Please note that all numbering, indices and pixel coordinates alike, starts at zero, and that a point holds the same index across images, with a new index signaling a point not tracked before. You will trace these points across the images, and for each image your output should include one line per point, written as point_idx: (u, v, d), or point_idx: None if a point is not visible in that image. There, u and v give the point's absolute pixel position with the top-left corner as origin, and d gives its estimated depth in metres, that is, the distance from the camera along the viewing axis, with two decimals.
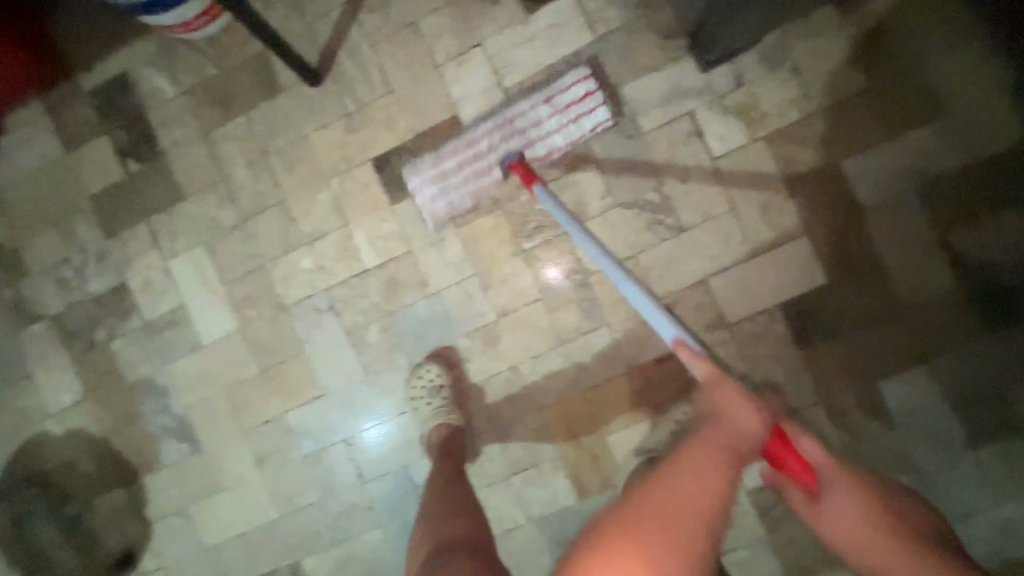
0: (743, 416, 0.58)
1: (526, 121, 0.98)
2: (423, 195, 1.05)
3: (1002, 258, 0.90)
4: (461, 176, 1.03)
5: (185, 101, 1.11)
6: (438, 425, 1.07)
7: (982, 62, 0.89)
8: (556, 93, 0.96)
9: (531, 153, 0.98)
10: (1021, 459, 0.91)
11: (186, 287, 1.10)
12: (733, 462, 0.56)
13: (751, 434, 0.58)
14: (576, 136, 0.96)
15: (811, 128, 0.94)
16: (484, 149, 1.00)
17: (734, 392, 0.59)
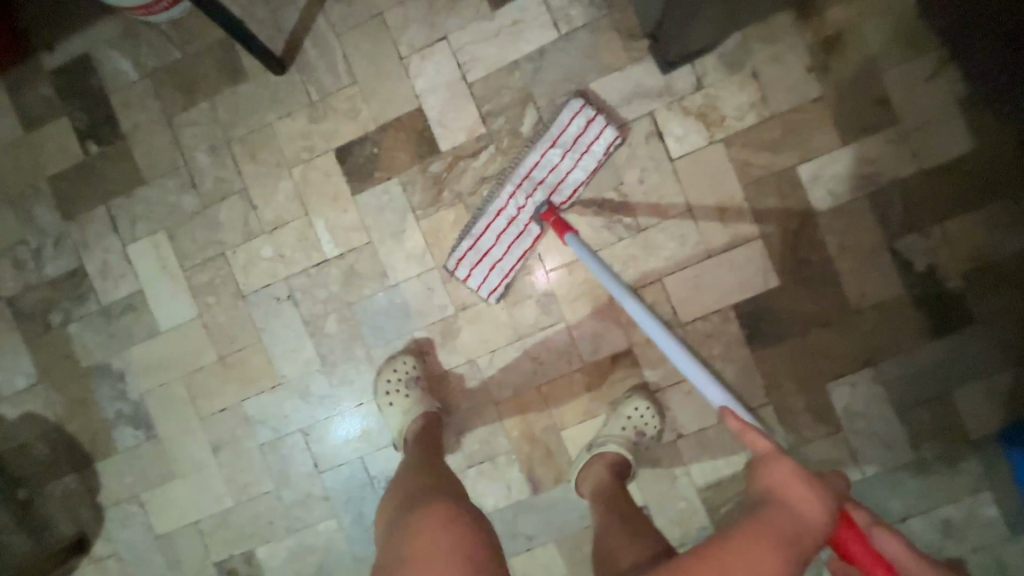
0: (802, 496, 0.62)
1: (544, 169, 0.97)
2: (474, 279, 1.00)
3: (948, 266, 0.98)
4: (503, 247, 0.99)
5: (147, 85, 1.11)
6: (414, 417, 0.99)
7: (927, 80, 0.97)
8: (559, 134, 0.96)
9: (558, 198, 0.98)
10: (956, 457, 0.99)
11: (144, 274, 1.12)
12: (794, 546, 0.58)
13: (816, 520, 0.60)
14: (592, 165, 0.98)
15: (766, 134, 1.00)
16: (515, 213, 0.97)
17: (792, 470, 0.63)
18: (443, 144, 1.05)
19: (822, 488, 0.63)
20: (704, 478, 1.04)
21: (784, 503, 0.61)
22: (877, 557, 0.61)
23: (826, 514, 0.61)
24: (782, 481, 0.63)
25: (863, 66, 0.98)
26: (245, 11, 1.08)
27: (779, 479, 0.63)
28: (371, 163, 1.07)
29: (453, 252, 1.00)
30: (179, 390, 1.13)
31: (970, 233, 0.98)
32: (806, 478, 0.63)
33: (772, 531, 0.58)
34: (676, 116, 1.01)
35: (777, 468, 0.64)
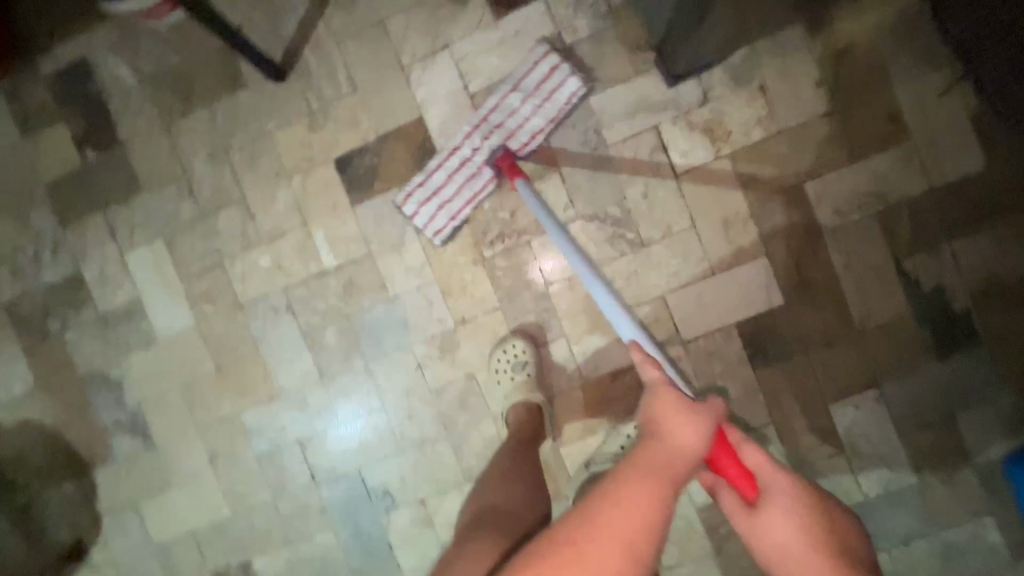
0: (679, 424, 0.57)
1: (502, 113, 0.97)
2: (421, 216, 1.00)
3: (955, 285, 0.97)
4: (454, 186, 0.99)
5: (145, 91, 1.09)
6: (522, 402, 0.97)
7: (940, 97, 0.95)
8: (522, 78, 0.96)
9: (514, 143, 0.98)
10: (961, 481, 0.98)
11: (142, 282, 1.11)
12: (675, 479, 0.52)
13: (692, 446, 0.56)
14: (553, 113, 0.97)
15: (772, 150, 0.98)
16: (469, 153, 0.98)
17: (673, 399, 0.59)
18: None
19: (699, 416, 0.58)
20: (703, 497, 1.03)
21: (660, 433, 0.56)
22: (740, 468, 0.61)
23: (704, 441, 0.57)
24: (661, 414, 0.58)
25: (874, 82, 0.96)
26: (245, 17, 1.06)
27: (662, 409, 0.58)
28: (371, 173, 1.05)
29: (404, 188, 1.01)
30: (177, 399, 1.12)
31: (979, 252, 0.96)
32: (683, 403, 0.59)
33: (650, 468, 0.52)
34: (681, 130, 0.99)
35: (657, 395, 0.59)
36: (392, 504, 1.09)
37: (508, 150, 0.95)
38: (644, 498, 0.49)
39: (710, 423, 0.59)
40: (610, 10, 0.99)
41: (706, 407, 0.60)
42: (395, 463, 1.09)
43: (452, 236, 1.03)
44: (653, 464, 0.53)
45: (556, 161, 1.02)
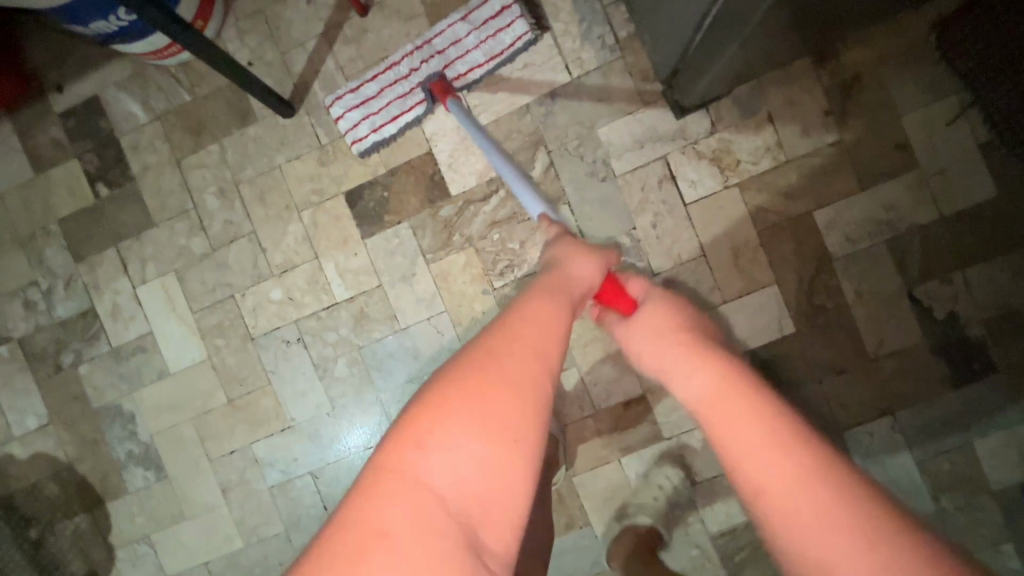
0: (579, 262, 0.67)
1: (445, 40, 0.98)
2: (345, 122, 1.01)
3: (970, 314, 0.96)
4: (382, 99, 1.00)
5: (156, 126, 1.10)
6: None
7: (948, 125, 0.95)
8: (473, 10, 0.97)
9: (451, 73, 0.99)
10: (981, 512, 0.97)
11: (154, 315, 1.12)
12: (573, 295, 0.60)
13: (588, 277, 0.66)
14: (495, 51, 0.98)
15: (780, 177, 0.98)
16: (405, 72, 0.99)
17: (573, 245, 0.70)
18: (453, 188, 1.04)
19: (594, 255, 0.69)
20: (717, 526, 1.03)
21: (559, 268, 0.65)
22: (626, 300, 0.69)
23: (599, 276, 0.67)
24: (563, 255, 0.68)
25: (881, 110, 0.96)
26: (255, 54, 1.07)
27: (564, 254, 0.69)
28: (381, 206, 1.06)
29: (338, 90, 1.03)
30: (189, 431, 1.12)
31: (994, 281, 0.95)
32: (581, 249, 0.69)
33: (552, 285, 0.59)
34: (689, 160, 1.00)
35: (558, 246, 0.70)
36: None
37: (443, 77, 0.97)
38: (551, 299, 0.55)
39: (602, 265, 0.68)
40: (617, 43, 1.00)
41: (599, 256, 0.70)
42: None
43: (374, 151, 1.04)
44: (554, 282, 0.60)
45: (565, 192, 1.02)
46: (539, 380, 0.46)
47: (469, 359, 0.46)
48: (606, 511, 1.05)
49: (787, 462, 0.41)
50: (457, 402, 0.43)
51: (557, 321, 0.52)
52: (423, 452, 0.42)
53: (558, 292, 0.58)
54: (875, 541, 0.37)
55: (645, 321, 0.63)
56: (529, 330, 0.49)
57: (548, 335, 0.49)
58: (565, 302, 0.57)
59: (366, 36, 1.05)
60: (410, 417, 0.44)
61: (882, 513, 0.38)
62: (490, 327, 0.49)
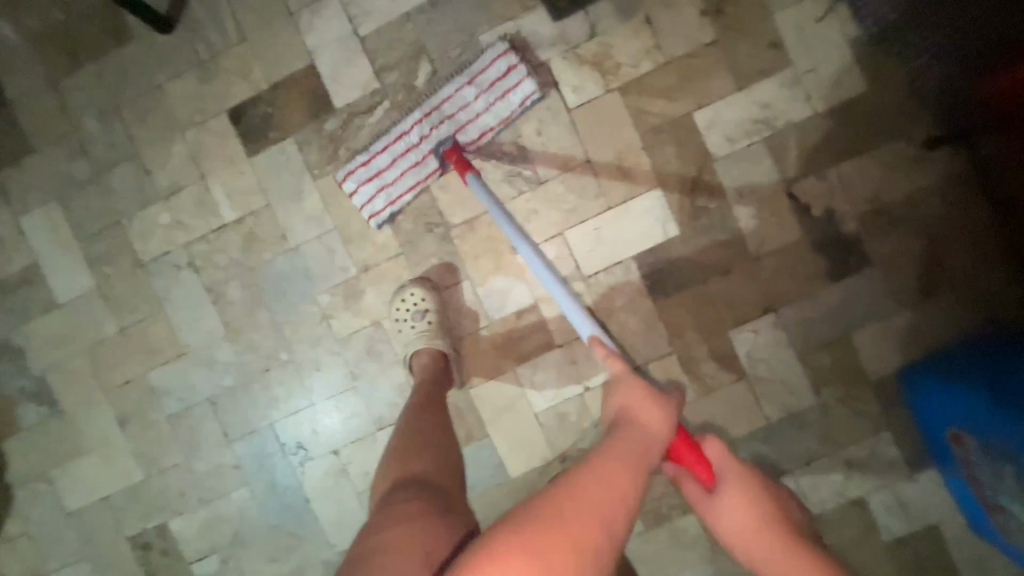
0: (649, 411, 0.63)
1: (453, 105, 0.94)
2: (360, 196, 0.97)
3: (845, 209, 0.98)
4: (397, 170, 0.96)
5: (31, 48, 1.07)
6: (424, 349, 0.99)
7: (819, 24, 0.97)
8: (479, 73, 0.94)
9: (463, 138, 0.96)
10: (858, 401, 1.00)
11: (39, 244, 1.09)
12: (647, 457, 0.57)
13: (660, 430, 0.62)
14: (505, 112, 0.95)
15: (661, 80, 0.99)
16: (417, 140, 0.95)
17: (641, 388, 0.65)
18: (337, 101, 1.02)
19: (665, 404, 0.65)
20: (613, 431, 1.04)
21: (633, 422, 0.62)
22: (699, 460, 0.67)
23: (670, 425, 0.64)
24: (629, 401, 0.64)
25: (756, 11, 0.97)
26: None
27: (630, 398, 0.64)
28: (266, 122, 1.04)
29: (346, 164, 0.97)
30: (82, 364, 1.10)
31: (866, 176, 0.97)
32: (652, 396, 0.65)
33: (630, 445, 0.57)
34: (571, 65, 0.99)
35: (624, 389, 0.65)
36: (306, 457, 1.09)
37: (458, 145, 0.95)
38: (625, 464, 0.54)
39: (672, 412, 0.65)
40: None
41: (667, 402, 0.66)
42: (307, 415, 1.08)
43: (389, 219, 1.01)
44: (629, 441, 0.58)
45: None
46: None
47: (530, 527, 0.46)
48: (504, 422, 1.06)
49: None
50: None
51: (626, 496, 0.51)
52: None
53: (633, 453, 0.56)
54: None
55: (730, 510, 0.65)
56: (596, 506, 0.48)
57: (615, 510, 0.49)
58: (639, 469, 0.55)
59: None
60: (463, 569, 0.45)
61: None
62: (556, 494, 0.49)
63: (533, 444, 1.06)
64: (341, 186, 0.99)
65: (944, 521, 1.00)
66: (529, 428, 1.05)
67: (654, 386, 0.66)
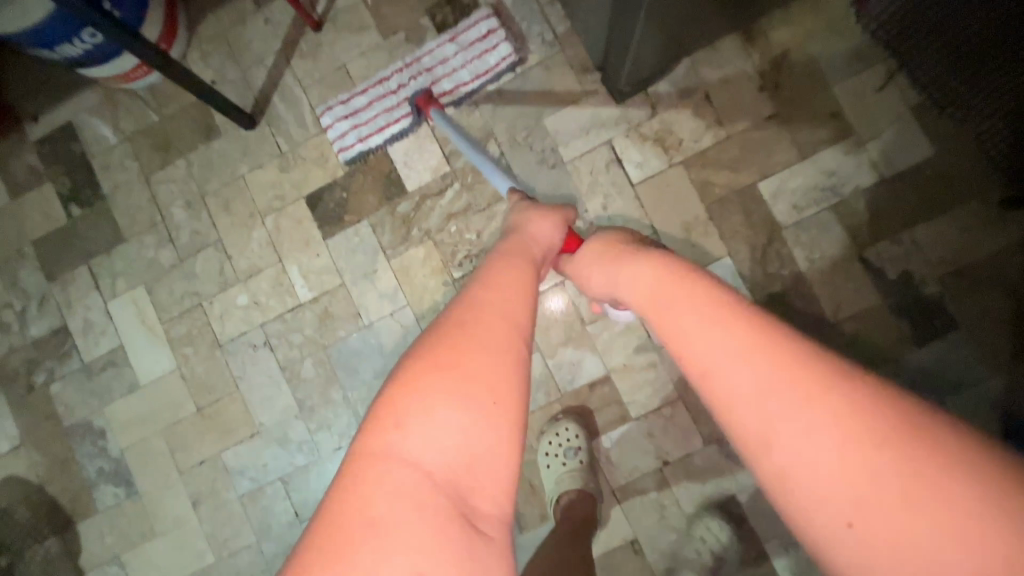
0: (537, 229, 0.70)
1: (433, 59, 1.05)
2: (334, 131, 1.07)
3: (922, 272, 0.97)
4: (370, 110, 1.06)
5: (126, 147, 1.15)
6: (575, 489, 0.97)
7: (878, 92, 0.99)
8: (461, 33, 1.04)
9: (438, 90, 1.05)
10: None
11: (124, 328, 1.13)
12: (531, 254, 0.61)
13: (550, 236, 0.70)
14: (481, 70, 1.04)
15: (722, 152, 1.01)
16: (393, 86, 1.05)
17: (537, 216, 0.73)
18: (409, 184, 1.07)
19: (549, 215, 0.73)
20: (694, 506, 1.01)
21: (519, 236, 0.67)
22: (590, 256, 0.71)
23: (556, 235, 0.71)
24: (522, 223, 0.71)
25: (813, 84, 1.00)
26: (217, 72, 1.13)
27: (524, 220, 0.73)
28: (341, 207, 1.09)
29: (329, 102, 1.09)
30: (159, 444, 1.12)
31: (942, 237, 0.96)
32: (545, 221, 0.72)
33: (516, 244, 0.63)
34: (634, 143, 1.03)
35: (519, 213, 0.75)
36: None
37: (430, 94, 1.01)
38: (513, 262, 0.56)
39: (556, 223, 0.73)
40: (555, 38, 1.04)
41: (551, 224, 0.72)
42: None
43: (359, 159, 1.09)
44: (515, 245, 0.62)
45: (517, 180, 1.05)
46: (523, 340, 0.45)
47: (446, 325, 0.45)
48: None
49: (714, 328, 0.40)
50: (438, 370, 0.41)
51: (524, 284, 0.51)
52: (402, 431, 0.40)
53: (518, 249, 0.61)
54: (809, 387, 0.35)
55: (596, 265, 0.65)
56: (495, 297, 0.47)
57: (517, 298, 0.48)
58: (530, 264, 0.58)
59: (320, 51, 1.10)
60: (389, 397, 0.41)
61: (818, 361, 0.36)
62: (459, 298, 0.48)
63: (612, 524, 1.02)
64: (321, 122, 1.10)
65: None
66: (608, 506, 1.02)
67: (540, 211, 0.74)
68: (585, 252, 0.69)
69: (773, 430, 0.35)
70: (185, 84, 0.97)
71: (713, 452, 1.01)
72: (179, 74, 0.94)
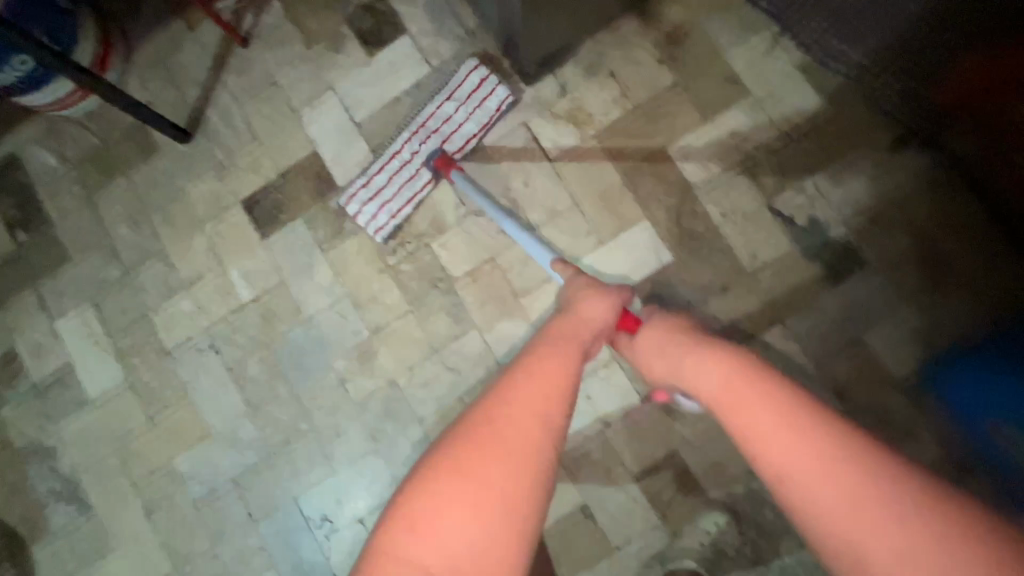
0: (587, 302, 0.76)
1: (437, 120, 1.04)
2: (363, 216, 1.05)
3: (829, 216, 1.01)
4: (393, 185, 1.05)
5: (69, 171, 1.20)
6: None
7: (769, 55, 1.05)
8: (456, 88, 1.04)
9: (450, 148, 1.06)
10: (892, 410, 0.98)
11: (73, 346, 1.15)
12: (579, 338, 0.69)
13: (603, 314, 0.75)
14: (484, 119, 1.06)
15: (631, 124, 1.07)
16: (408, 156, 1.04)
17: (589, 285, 0.80)
18: (340, 180, 1.12)
19: (604, 292, 0.78)
20: (638, 465, 1.02)
21: (572, 313, 0.75)
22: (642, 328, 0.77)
23: (613, 309, 0.76)
24: (575, 296, 0.78)
25: (709, 53, 1.06)
26: (153, 93, 1.19)
27: (578, 295, 0.79)
28: (277, 208, 1.13)
29: (348, 189, 1.06)
30: (111, 457, 1.12)
31: (842, 182, 1.02)
32: (596, 291, 0.78)
33: (564, 330, 0.70)
34: (548, 122, 1.09)
35: (572, 284, 0.82)
36: (332, 529, 1.07)
37: (447, 155, 1.03)
38: (554, 353, 0.63)
39: (613, 296, 0.77)
40: (466, 32, 1.11)
41: (604, 295, 0.77)
42: (330, 483, 1.08)
43: (393, 233, 1.08)
44: (564, 329, 0.70)
45: None
46: (535, 452, 0.54)
47: (474, 431, 0.54)
48: None
49: (791, 436, 0.50)
50: (457, 486, 0.51)
51: (552, 386, 0.59)
52: (418, 533, 0.50)
53: (566, 337, 0.68)
54: (862, 504, 0.46)
55: (651, 337, 0.73)
56: (522, 407, 0.56)
57: (541, 405, 0.57)
58: (572, 354, 0.65)
59: (248, 64, 1.17)
60: (412, 500, 0.52)
61: (876, 475, 0.46)
62: (490, 400, 0.57)
63: (559, 494, 1.03)
64: (345, 211, 1.07)
65: None
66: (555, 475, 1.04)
67: (596, 283, 0.80)
68: (643, 331, 0.75)
69: (844, 536, 0.46)
70: (121, 104, 1.01)
71: (652, 411, 1.02)
72: (114, 94, 0.99)
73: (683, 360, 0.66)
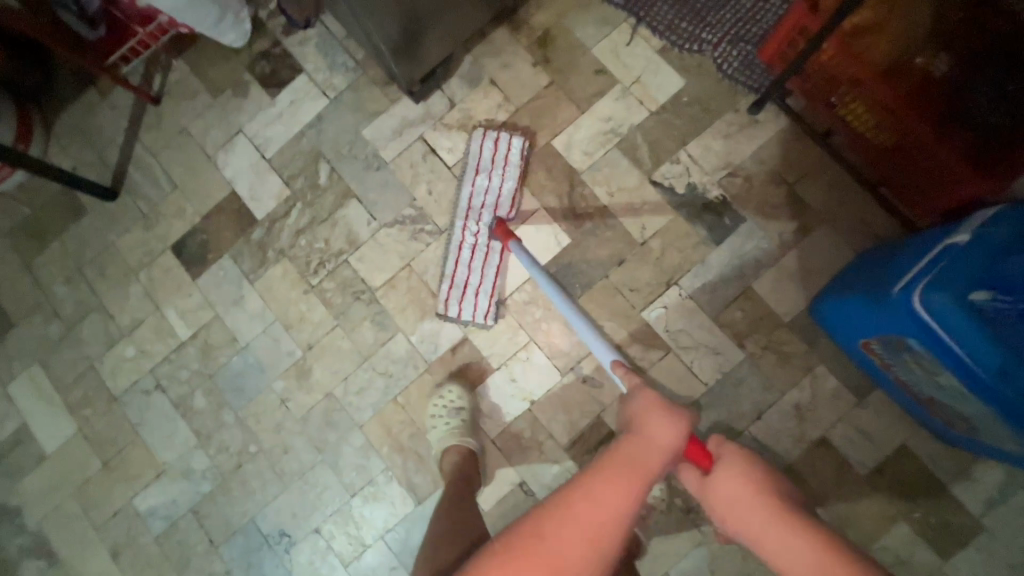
0: (655, 422, 0.64)
1: (477, 195, 1.09)
2: (467, 310, 1.08)
3: (704, 180, 1.10)
4: (475, 271, 1.08)
5: (6, 242, 1.27)
6: (456, 446, 1.03)
7: (630, 46, 1.15)
8: (478, 161, 1.10)
9: (502, 213, 1.09)
10: (786, 348, 1.06)
11: (26, 406, 1.21)
12: (640, 475, 0.57)
13: (667, 441, 0.62)
14: (516, 172, 1.09)
15: (516, 124, 1.16)
16: (474, 239, 1.07)
17: (653, 400, 0.68)
18: (259, 214, 1.20)
19: (676, 414, 0.65)
20: (566, 436, 1.09)
21: (637, 433, 0.63)
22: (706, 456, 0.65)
23: (683, 437, 0.63)
24: (639, 412, 0.67)
25: (577, 50, 1.16)
26: (77, 158, 1.27)
27: (644, 412, 0.66)
28: (203, 248, 1.21)
29: (439, 297, 1.09)
30: (74, 507, 1.17)
31: (712, 148, 1.11)
32: (665, 409, 0.66)
33: (623, 458, 0.58)
34: (441, 133, 1.18)
35: (640, 398, 0.69)
36: (290, 543, 1.12)
37: (501, 218, 1.06)
38: (599, 498, 0.54)
39: (683, 423, 0.65)
40: (356, 63, 1.20)
41: (682, 417, 0.65)
42: (283, 499, 1.13)
43: (498, 311, 1.10)
44: (622, 457, 0.59)
45: (350, 188, 1.18)
46: None
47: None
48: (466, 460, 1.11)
49: None
50: None
51: (585, 547, 0.51)
52: None
53: (628, 468, 0.57)
54: None
55: (727, 483, 0.59)
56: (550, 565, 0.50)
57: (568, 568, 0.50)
58: (620, 500, 0.54)
59: (162, 120, 1.25)
60: None
61: None
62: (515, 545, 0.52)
63: (498, 478, 1.10)
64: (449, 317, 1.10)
65: (911, 436, 1.03)
66: (492, 459, 1.10)
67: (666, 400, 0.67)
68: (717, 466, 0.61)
69: None
70: (39, 172, 1.07)
71: (573, 384, 1.09)
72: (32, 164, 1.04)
73: (759, 521, 0.54)
